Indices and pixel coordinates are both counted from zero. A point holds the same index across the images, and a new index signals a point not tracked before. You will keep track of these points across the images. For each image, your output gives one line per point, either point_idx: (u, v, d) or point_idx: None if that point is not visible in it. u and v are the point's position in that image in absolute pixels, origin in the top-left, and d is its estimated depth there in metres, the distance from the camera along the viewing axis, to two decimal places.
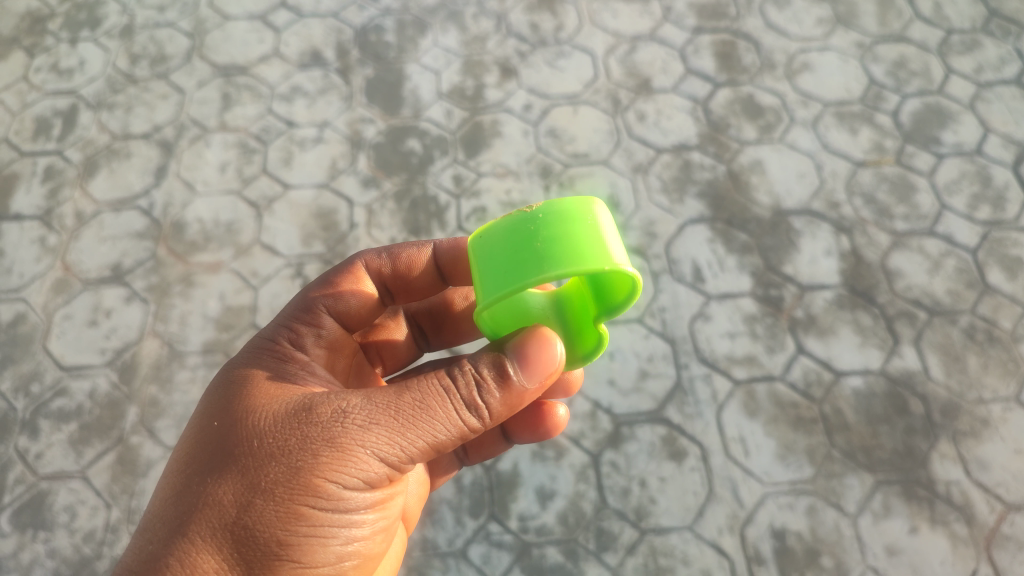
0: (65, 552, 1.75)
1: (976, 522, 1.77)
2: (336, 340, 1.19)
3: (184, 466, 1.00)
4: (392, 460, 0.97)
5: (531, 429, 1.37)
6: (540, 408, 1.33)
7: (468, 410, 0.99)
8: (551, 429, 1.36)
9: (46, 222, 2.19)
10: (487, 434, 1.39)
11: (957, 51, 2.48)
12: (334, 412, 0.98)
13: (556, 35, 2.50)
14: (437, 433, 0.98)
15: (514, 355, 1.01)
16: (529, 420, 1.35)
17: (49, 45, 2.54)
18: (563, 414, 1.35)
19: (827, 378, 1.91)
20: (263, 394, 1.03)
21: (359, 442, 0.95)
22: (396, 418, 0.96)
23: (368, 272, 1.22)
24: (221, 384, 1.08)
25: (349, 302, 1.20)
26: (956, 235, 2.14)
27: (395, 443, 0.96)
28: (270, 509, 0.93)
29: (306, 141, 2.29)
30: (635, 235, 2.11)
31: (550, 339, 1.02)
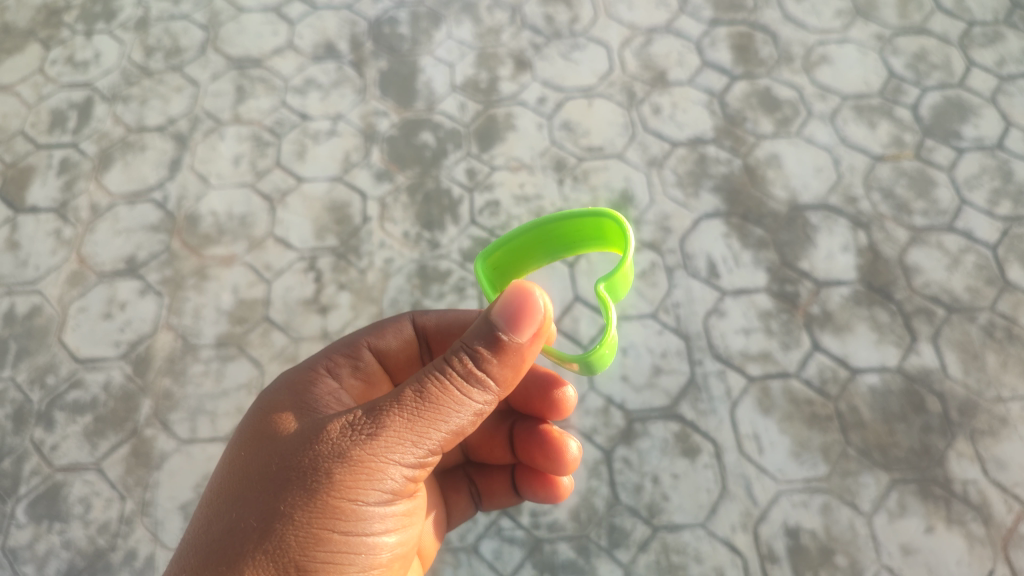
0: (80, 543, 1.77)
1: (993, 522, 1.75)
2: (371, 373, 1.27)
3: (216, 495, 1.03)
4: (403, 462, 0.98)
5: (538, 492, 1.46)
6: (549, 478, 1.43)
7: (473, 389, 0.99)
8: (556, 495, 1.45)
9: (61, 215, 2.20)
10: (501, 484, 1.47)
11: (978, 43, 2.44)
12: (343, 426, 0.99)
13: (571, 28, 2.48)
14: (444, 425, 0.98)
15: (500, 317, 0.98)
16: (538, 484, 1.44)
17: (65, 37, 2.55)
18: (567, 483, 1.44)
19: (843, 375, 1.89)
20: (282, 421, 1.06)
21: (368, 453, 0.97)
22: (401, 417, 0.97)
23: (412, 323, 1.33)
24: (252, 416, 1.12)
25: (389, 342, 1.30)
26: (976, 231, 2.11)
27: (403, 444, 0.97)
28: (291, 532, 0.95)
29: (320, 134, 2.29)
30: (649, 229, 2.09)
31: (531, 290, 0.97)
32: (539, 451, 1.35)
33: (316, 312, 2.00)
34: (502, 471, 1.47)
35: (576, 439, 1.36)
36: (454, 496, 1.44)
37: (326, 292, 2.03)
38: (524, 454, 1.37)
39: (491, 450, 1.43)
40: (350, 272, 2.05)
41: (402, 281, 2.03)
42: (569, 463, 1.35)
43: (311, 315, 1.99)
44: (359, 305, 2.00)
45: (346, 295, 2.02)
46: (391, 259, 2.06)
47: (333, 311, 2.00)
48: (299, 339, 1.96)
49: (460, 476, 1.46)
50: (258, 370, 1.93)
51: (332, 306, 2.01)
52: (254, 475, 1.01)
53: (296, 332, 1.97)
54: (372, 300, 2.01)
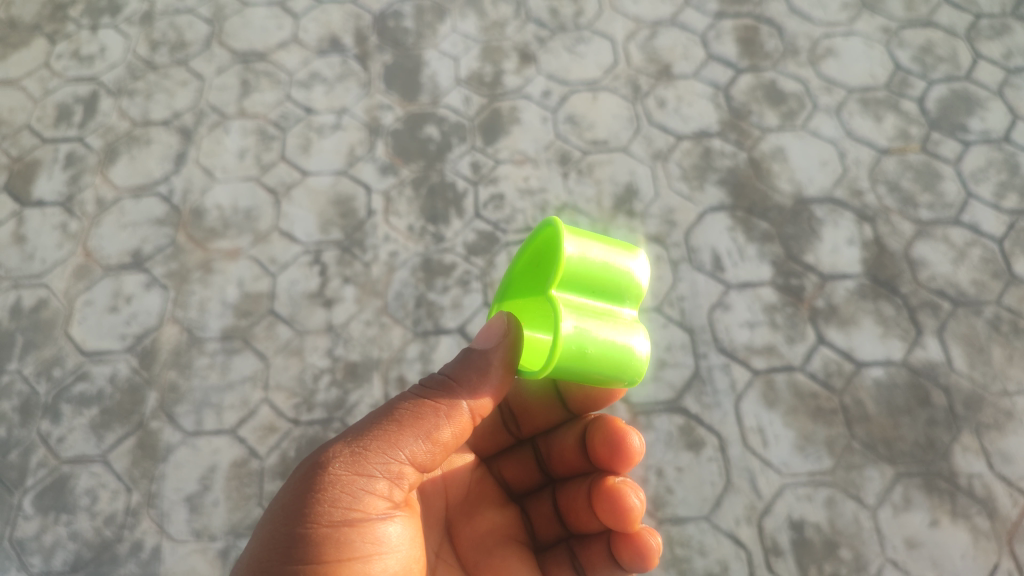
0: (86, 535, 1.78)
1: (998, 515, 1.74)
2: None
3: None
4: (374, 465, 1.02)
5: (631, 559, 1.24)
6: (631, 538, 1.22)
7: (439, 397, 1.07)
8: (648, 560, 1.22)
9: (67, 208, 2.21)
10: (600, 555, 1.29)
11: (985, 36, 2.43)
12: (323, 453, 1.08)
13: (576, 21, 2.48)
14: (412, 431, 1.05)
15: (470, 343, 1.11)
16: (622, 547, 1.23)
17: (70, 32, 2.56)
18: (656, 541, 1.22)
19: (848, 369, 1.89)
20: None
21: (337, 459, 1.02)
22: (369, 427, 1.05)
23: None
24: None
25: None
26: (982, 225, 2.10)
27: (372, 451, 1.03)
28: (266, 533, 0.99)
29: (324, 128, 2.29)
30: (654, 223, 2.09)
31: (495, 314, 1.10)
32: (600, 508, 1.21)
33: (321, 305, 2.00)
34: (599, 539, 1.29)
35: (640, 494, 1.18)
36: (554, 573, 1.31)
37: (331, 286, 2.03)
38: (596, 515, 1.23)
39: (578, 514, 1.29)
40: (354, 265, 2.05)
41: (407, 275, 2.03)
42: (631, 517, 1.17)
43: (316, 309, 2.00)
44: (363, 299, 2.00)
45: (351, 289, 2.02)
46: (396, 253, 2.06)
47: (338, 305, 2.00)
48: (304, 332, 1.97)
49: (562, 551, 1.32)
50: (263, 363, 1.93)
51: (336, 299, 2.01)
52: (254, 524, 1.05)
53: (301, 325, 1.98)
54: (376, 294, 2.01)
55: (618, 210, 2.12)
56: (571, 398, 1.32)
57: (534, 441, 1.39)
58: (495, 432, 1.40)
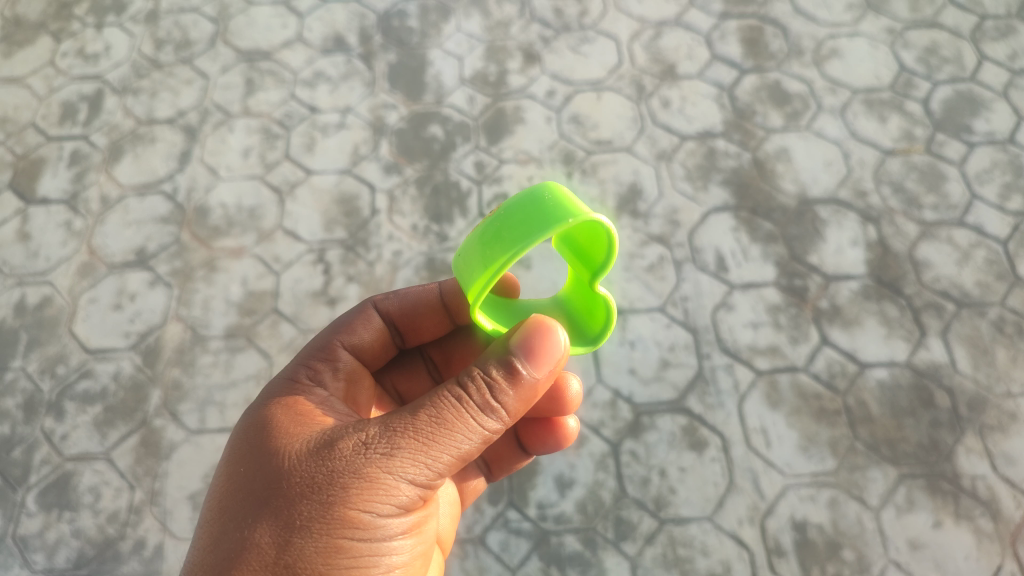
0: (89, 532, 1.78)
1: (1001, 518, 1.74)
2: (352, 372, 1.22)
3: (220, 506, 0.96)
4: (415, 480, 0.94)
5: (545, 442, 1.39)
6: (551, 423, 1.36)
7: (484, 413, 0.97)
8: (563, 440, 1.39)
9: (72, 206, 2.21)
10: (505, 447, 1.42)
11: (990, 37, 2.43)
12: (356, 440, 0.94)
13: (580, 21, 2.48)
14: (457, 448, 0.96)
15: (520, 349, 0.99)
16: (542, 433, 1.38)
17: (75, 30, 2.56)
18: (573, 425, 1.39)
19: (851, 370, 1.89)
20: (280, 434, 0.99)
21: (384, 469, 0.92)
22: (416, 440, 0.93)
23: (376, 311, 1.28)
24: (240, 426, 1.06)
25: (361, 336, 1.26)
26: (986, 226, 2.10)
27: (418, 468, 0.94)
28: (308, 543, 0.90)
29: (329, 127, 2.29)
30: (657, 223, 2.09)
31: (550, 326, 1.00)
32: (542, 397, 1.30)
33: (324, 304, 2.00)
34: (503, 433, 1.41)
35: (576, 376, 1.30)
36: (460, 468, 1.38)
37: (334, 285, 2.03)
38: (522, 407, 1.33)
39: None
40: (358, 264, 2.05)
41: (410, 274, 2.03)
42: (571, 400, 1.30)
43: (320, 307, 2.00)
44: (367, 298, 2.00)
45: (354, 287, 2.03)
46: (400, 252, 2.06)
47: (341, 304, 2.00)
48: (308, 330, 1.97)
49: None
50: (267, 362, 1.94)
51: (340, 298, 2.01)
52: (260, 489, 0.94)
53: (305, 324, 1.98)
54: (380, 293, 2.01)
55: (621, 210, 2.12)
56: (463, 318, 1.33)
57: (423, 350, 1.40)
58: (386, 349, 1.31)
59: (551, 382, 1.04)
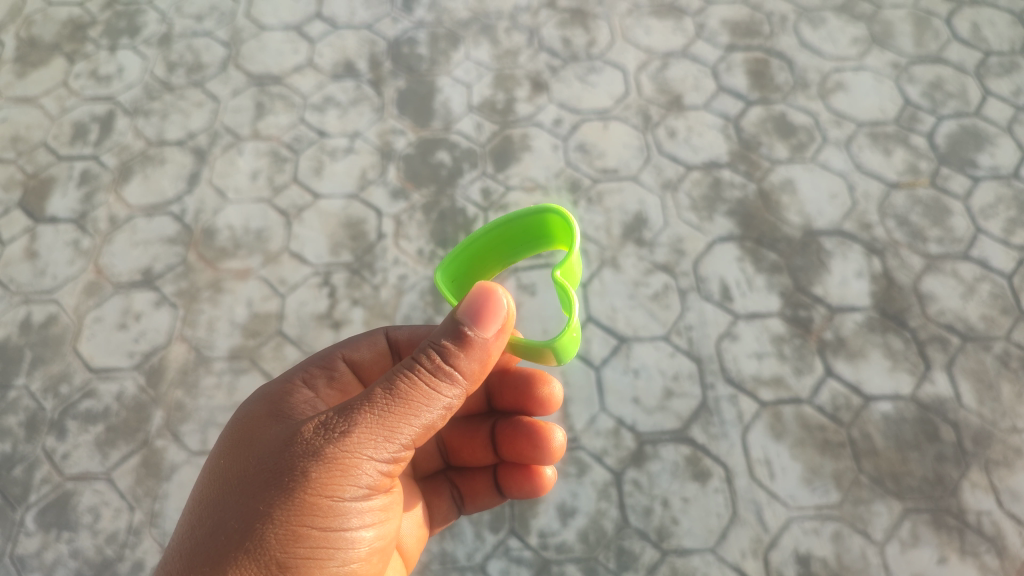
0: (88, 553, 1.77)
1: (1007, 554, 1.73)
2: (347, 384, 1.26)
3: (202, 501, 1.04)
4: (375, 457, 0.99)
5: (521, 487, 1.44)
6: (531, 469, 1.41)
7: (437, 383, 1.00)
8: (539, 488, 1.43)
9: (80, 226, 2.22)
10: (484, 485, 1.46)
11: (994, 73, 2.45)
12: (316, 425, 1.00)
13: (588, 51, 2.50)
14: (415, 420, 0.99)
15: (466, 315, 1.01)
16: (519, 478, 1.43)
17: (89, 52, 2.59)
18: (551, 475, 1.43)
19: (856, 403, 1.88)
20: (256, 431, 1.07)
21: (342, 450, 0.97)
22: (371, 413, 0.98)
23: (385, 337, 1.32)
24: (228, 426, 1.14)
25: (362, 353, 1.29)
26: (991, 260, 2.10)
27: (376, 440, 0.98)
28: (270, 529, 0.96)
29: (337, 151, 2.31)
30: (662, 252, 2.09)
31: (495, 289, 1.02)
32: (526, 442, 1.35)
33: (329, 327, 2.01)
34: (484, 471, 1.45)
35: (561, 430, 1.36)
36: (435, 500, 1.43)
37: (339, 308, 2.04)
38: (507, 449, 1.38)
39: (469, 450, 1.43)
40: (363, 288, 2.06)
41: (415, 299, 2.03)
42: (554, 451, 1.35)
43: (324, 330, 2.00)
44: (371, 322, 2.01)
45: (359, 311, 2.03)
46: (405, 276, 2.07)
47: (346, 327, 2.01)
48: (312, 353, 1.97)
49: (442, 480, 1.45)
50: None
51: (345, 321, 2.02)
52: (235, 480, 1.02)
53: (309, 347, 1.98)
54: (384, 317, 2.01)
55: (627, 238, 2.12)
56: None
57: None
58: None
59: (503, 346, 1.06)
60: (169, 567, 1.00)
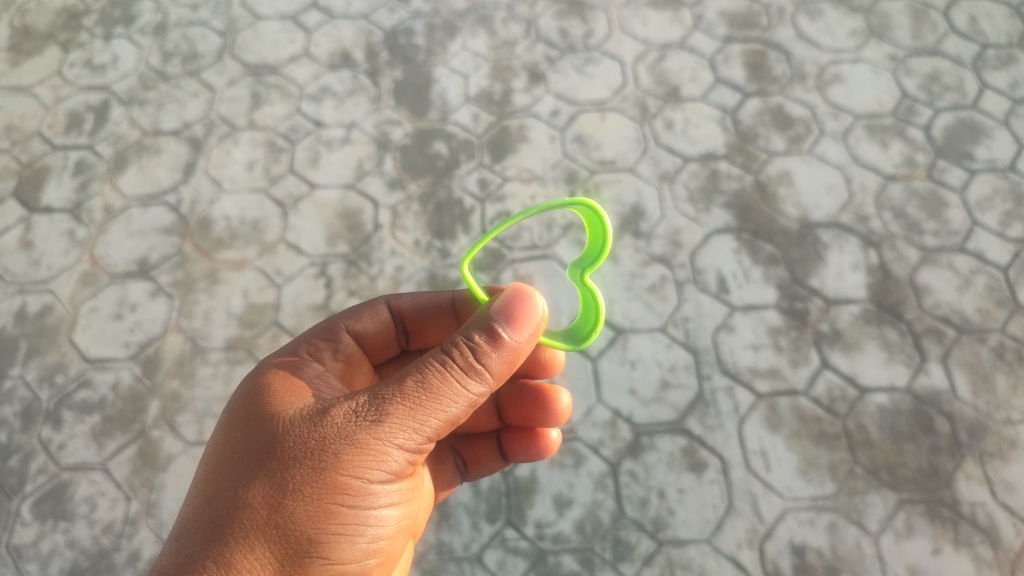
0: (84, 543, 1.77)
1: (1000, 545, 1.74)
2: (351, 355, 1.26)
3: (216, 471, 1.01)
4: (405, 446, 0.97)
5: (526, 451, 1.45)
6: (536, 432, 1.42)
7: (468, 378, 0.98)
8: (544, 451, 1.44)
9: (75, 215, 2.21)
10: (488, 451, 1.47)
11: (992, 65, 2.45)
12: (345, 409, 0.98)
13: (585, 42, 2.50)
14: (446, 413, 0.98)
15: (501, 316, 1.01)
16: (525, 442, 1.43)
17: (84, 41, 2.57)
18: (555, 437, 1.45)
19: (852, 394, 1.89)
20: (274, 404, 1.03)
21: (373, 437, 0.96)
22: (404, 405, 0.96)
23: (387, 307, 1.33)
24: (236, 394, 1.10)
25: (366, 324, 1.29)
26: (987, 253, 2.10)
27: (408, 431, 0.97)
28: (300, 507, 0.95)
29: (333, 141, 2.30)
30: (659, 243, 2.09)
31: (530, 297, 1.02)
32: (534, 406, 1.36)
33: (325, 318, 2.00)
34: (487, 437, 1.47)
35: (567, 391, 1.37)
36: (440, 467, 1.42)
37: (336, 299, 2.03)
38: (513, 413, 1.39)
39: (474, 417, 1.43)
40: (360, 279, 2.06)
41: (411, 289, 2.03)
42: (560, 414, 1.36)
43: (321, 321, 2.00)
44: None
45: (356, 302, 2.03)
46: (402, 267, 2.07)
47: None
48: None
49: (445, 448, 1.44)
50: None
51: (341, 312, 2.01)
52: (255, 453, 0.99)
53: None
54: None
55: (624, 229, 2.12)
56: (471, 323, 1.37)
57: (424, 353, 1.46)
58: (390, 345, 1.36)
59: (533, 347, 1.05)
60: (185, 534, 0.97)
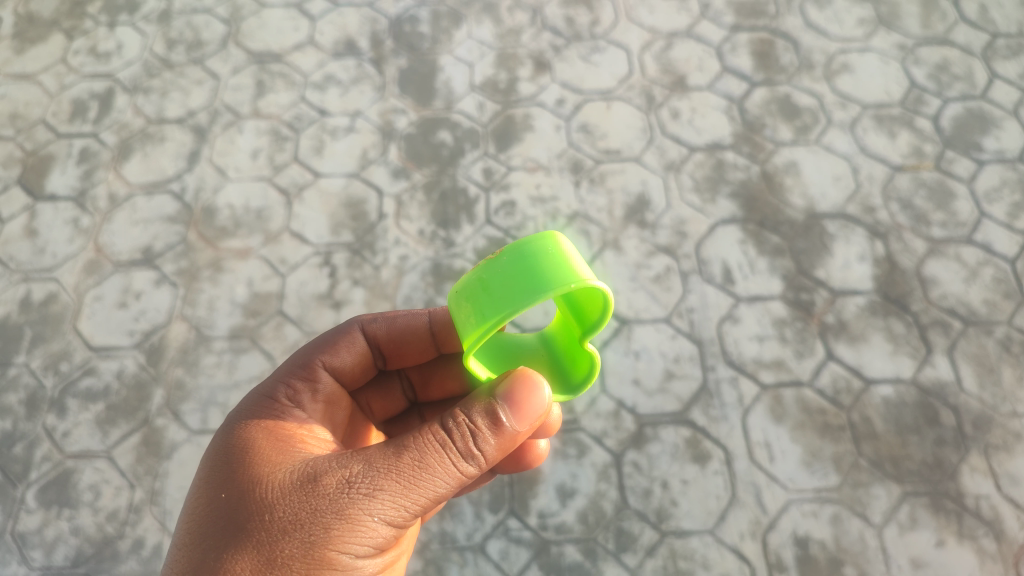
0: (89, 530, 1.78)
1: (1005, 538, 1.73)
2: (331, 393, 1.24)
3: (197, 532, 0.97)
4: (394, 523, 0.98)
5: (515, 463, 1.37)
6: (524, 444, 1.34)
7: (465, 460, 1.00)
8: (533, 461, 1.37)
9: (80, 204, 2.21)
10: None
11: (1002, 55, 2.43)
12: (338, 478, 0.97)
13: (591, 30, 2.48)
14: (438, 491, 0.99)
15: (505, 400, 1.03)
16: (513, 454, 1.35)
17: (88, 28, 2.57)
18: (544, 447, 1.37)
19: (857, 386, 1.88)
20: (261, 467, 1.01)
21: (366, 511, 0.95)
22: (400, 480, 0.97)
23: (363, 334, 1.29)
24: (215, 448, 1.06)
25: (343, 358, 1.27)
26: (995, 244, 2.09)
27: (400, 507, 0.97)
28: None
29: (338, 130, 2.30)
30: (665, 234, 2.08)
31: (534, 379, 1.05)
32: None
33: (329, 307, 2.00)
34: None
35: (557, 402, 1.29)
36: None
37: (340, 288, 2.03)
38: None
39: None
40: (364, 268, 2.05)
41: (416, 279, 2.03)
42: (549, 426, 1.29)
43: (325, 310, 2.00)
44: (372, 302, 2.00)
45: (360, 291, 2.02)
46: (406, 256, 2.06)
47: (346, 307, 2.00)
48: (312, 333, 1.97)
49: None
50: (270, 363, 1.93)
51: (345, 301, 2.01)
52: (239, 518, 0.96)
53: (309, 326, 1.98)
54: (385, 297, 2.01)
55: (629, 220, 2.11)
56: (445, 342, 1.33)
57: (402, 372, 1.41)
58: (367, 371, 1.32)
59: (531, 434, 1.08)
60: None
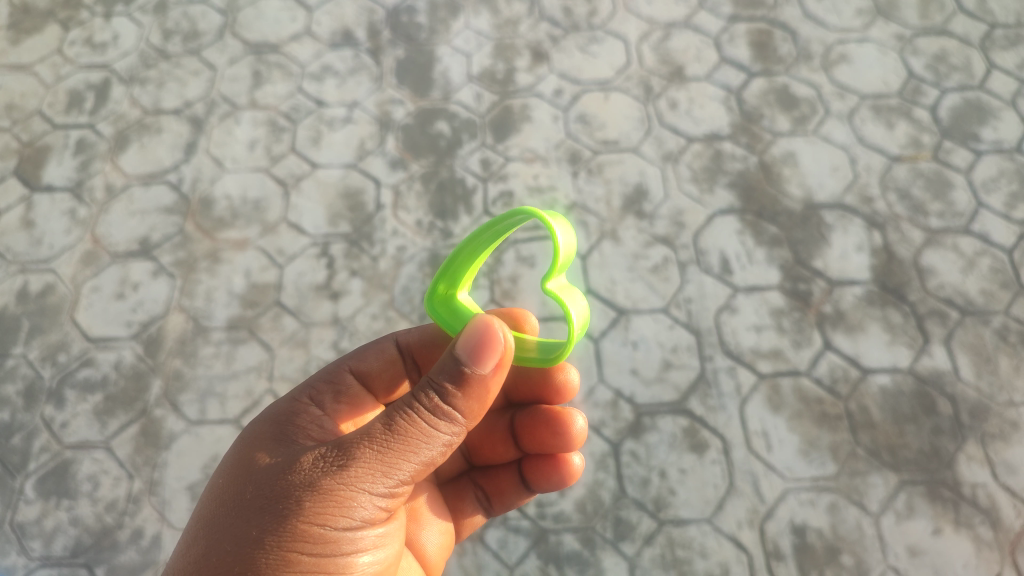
0: (87, 520, 1.78)
1: (1001, 526, 1.74)
2: (357, 395, 1.26)
3: (201, 521, 1.03)
4: (373, 492, 0.97)
5: (549, 480, 1.40)
6: (556, 459, 1.38)
7: (435, 420, 0.98)
8: (568, 478, 1.40)
9: (77, 194, 2.21)
10: (508, 482, 1.44)
11: (999, 46, 2.43)
12: (316, 456, 0.99)
13: (589, 21, 2.47)
14: (413, 457, 0.98)
15: (464, 351, 0.99)
16: (546, 470, 1.40)
17: (84, 19, 2.56)
18: (579, 464, 1.40)
19: (854, 375, 1.89)
20: (258, 456, 1.05)
21: (338, 482, 0.96)
22: (370, 448, 0.96)
23: (395, 344, 1.34)
24: (233, 448, 1.12)
25: (371, 363, 1.30)
26: (992, 234, 2.09)
27: (374, 474, 0.96)
28: (262, 555, 0.94)
29: (335, 121, 2.29)
30: (663, 224, 2.08)
31: (493, 325, 1.00)
32: (546, 430, 1.35)
33: (327, 298, 2.00)
34: (507, 468, 1.44)
35: (583, 414, 1.35)
36: (459, 503, 1.42)
37: (338, 279, 2.03)
38: (529, 440, 1.37)
39: (491, 447, 1.43)
40: (362, 259, 2.05)
41: (414, 269, 2.03)
42: (576, 437, 1.35)
43: (322, 301, 2.00)
44: (370, 292, 2.00)
45: (358, 282, 2.02)
46: (403, 247, 2.06)
47: (344, 297, 2.00)
48: (310, 324, 1.97)
49: (466, 483, 1.44)
50: (268, 354, 1.93)
51: (343, 292, 2.01)
52: (232, 502, 1.00)
53: (307, 317, 1.97)
54: (383, 288, 2.01)
55: (627, 210, 2.11)
56: None
57: None
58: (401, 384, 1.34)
59: (503, 380, 1.03)
60: None
